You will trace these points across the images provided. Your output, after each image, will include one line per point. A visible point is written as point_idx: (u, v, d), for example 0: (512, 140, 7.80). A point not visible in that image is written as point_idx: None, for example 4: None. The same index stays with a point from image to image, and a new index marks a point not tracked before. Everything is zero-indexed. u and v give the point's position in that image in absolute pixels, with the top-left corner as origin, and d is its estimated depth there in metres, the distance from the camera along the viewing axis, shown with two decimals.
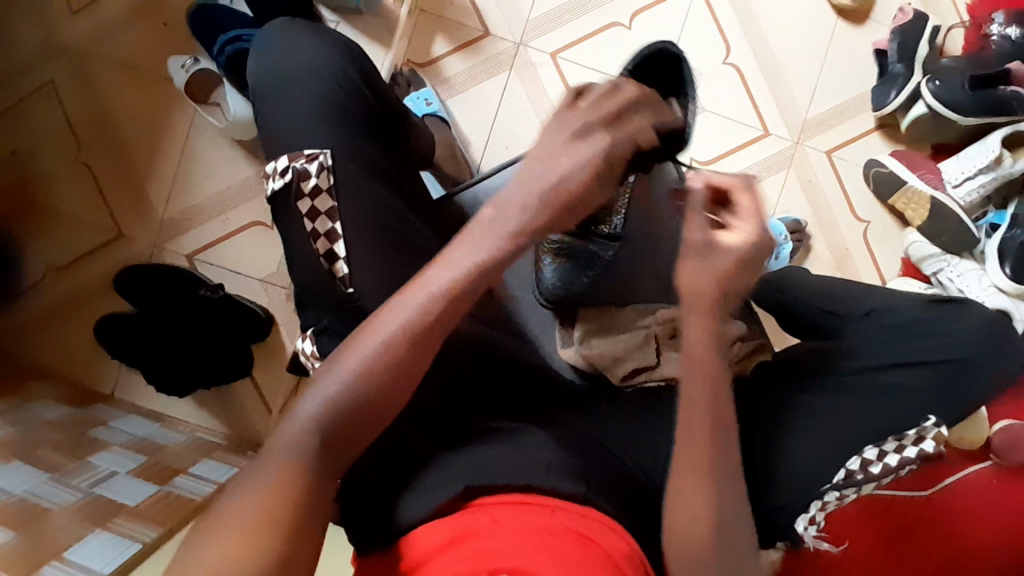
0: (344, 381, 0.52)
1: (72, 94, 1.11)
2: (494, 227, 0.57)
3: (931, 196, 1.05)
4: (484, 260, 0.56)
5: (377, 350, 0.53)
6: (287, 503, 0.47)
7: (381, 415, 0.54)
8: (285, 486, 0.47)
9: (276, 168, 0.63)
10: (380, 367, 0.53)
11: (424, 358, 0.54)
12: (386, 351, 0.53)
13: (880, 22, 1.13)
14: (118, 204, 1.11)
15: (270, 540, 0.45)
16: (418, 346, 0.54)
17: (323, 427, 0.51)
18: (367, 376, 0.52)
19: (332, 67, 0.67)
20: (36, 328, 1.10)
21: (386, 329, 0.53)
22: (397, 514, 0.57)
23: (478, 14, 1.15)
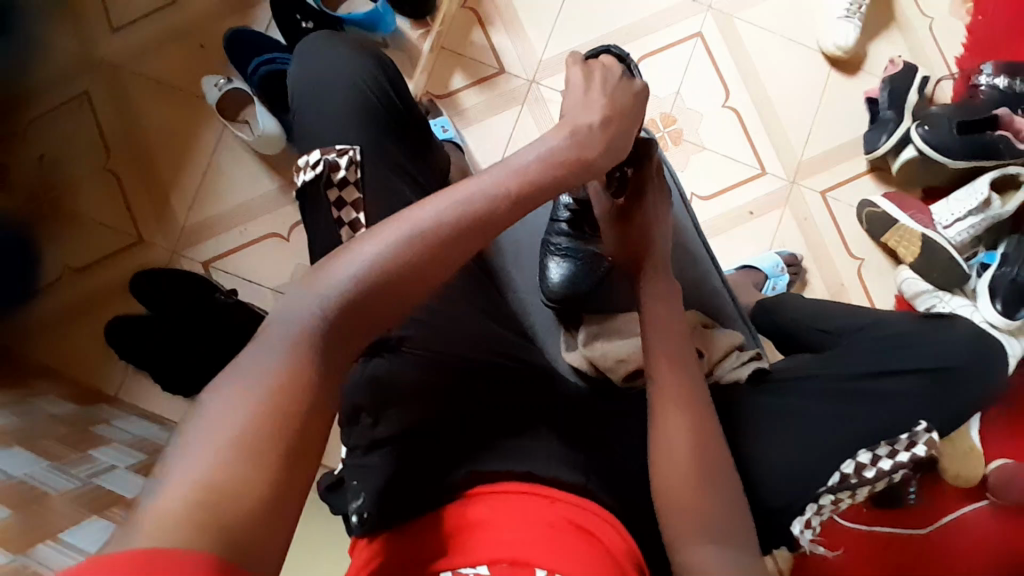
0: (354, 272, 0.48)
1: (108, 107, 1.17)
2: (514, 166, 0.57)
3: (921, 234, 1.10)
4: (505, 186, 0.55)
5: (375, 252, 0.49)
6: (288, 415, 0.41)
7: (370, 334, 0.49)
8: (286, 396, 0.42)
9: (307, 161, 0.68)
10: (390, 264, 0.49)
11: (437, 268, 0.51)
12: (402, 250, 0.50)
13: (871, 73, 1.21)
14: (141, 211, 1.16)
15: (271, 462, 0.39)
16: (432, 251, 0.50)
17: (325, 314, 0.46)
18: (376, 271, 0.49)
19: (363, 73, 0.73)
20: (49, 327, 1.13)
21: (405, 230, 0.51)
22: (414, 496, 0.59)
23: (495, 52, 1.23)
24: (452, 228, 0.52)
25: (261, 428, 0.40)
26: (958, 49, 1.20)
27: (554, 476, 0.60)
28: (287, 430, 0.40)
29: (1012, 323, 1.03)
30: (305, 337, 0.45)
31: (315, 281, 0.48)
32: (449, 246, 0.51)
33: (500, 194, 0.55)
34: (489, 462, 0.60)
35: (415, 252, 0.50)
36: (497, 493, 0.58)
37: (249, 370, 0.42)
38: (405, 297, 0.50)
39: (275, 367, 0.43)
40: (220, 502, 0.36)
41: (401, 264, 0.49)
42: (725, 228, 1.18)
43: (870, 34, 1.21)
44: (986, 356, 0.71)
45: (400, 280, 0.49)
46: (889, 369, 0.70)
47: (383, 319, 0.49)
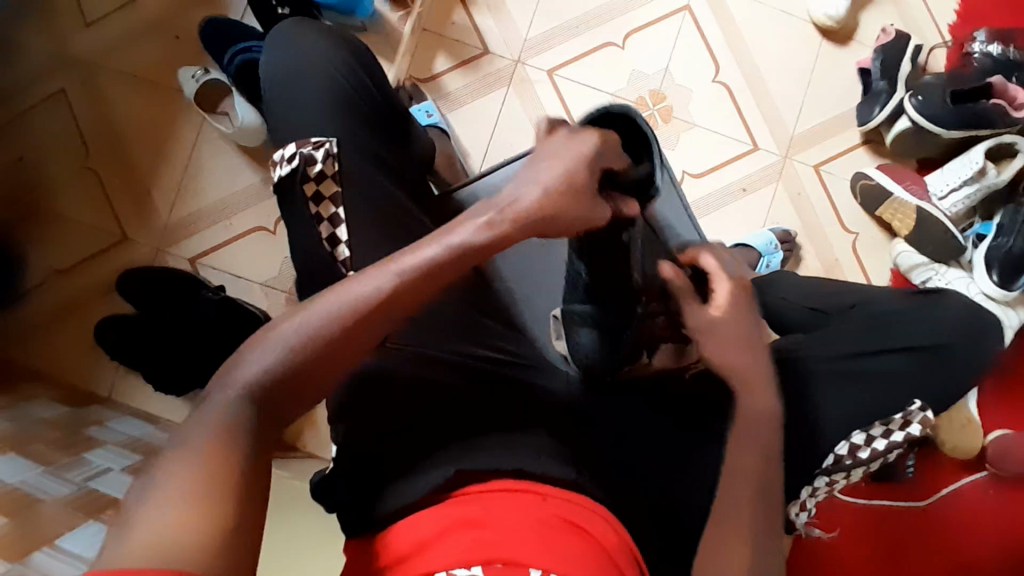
0: (290, 343, 0.52)
1: (84, 103, 1.15)
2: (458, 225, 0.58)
3: (916, 206, 1.08)
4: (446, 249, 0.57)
5: (310, 325, 0.53)
6: (226, 467, 0.45)
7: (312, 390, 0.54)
8: (223, 451, 0.46)
9: (283, 154, 0.66)
10: (325, 335, 0.53)
11: (371, 336, 0.55)
12: (337, 321, 0.53)
13: (864, 43, 1.18)
14: (123, 209, 1.14)
15: (212, 503, 0.43)
16: (366, 320, 0.54)
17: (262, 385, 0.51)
18: (311, 342, 0.53)
19: (338, 62, 0.70)
20: (37, 330, 1.12)
21: (340, 301, 0.54)
22: (398, 500, 0.59)
23: (478, 33, 1.20)
24: (386, 298, 0.55)
25: (204, 472, 0.44)
26: (951, 16, 1.17)
27: (545, 472, 0.59)
28: (234, 469, 0.45)
29: (1007, 294, 1.02)
30: (251, 394, 0.50)
31: (254, 353, 0.52)
32: (383, 314, 0.55)
33: (452, 251, 0.56)
34: (474, 462, 0.60)
35: (351, 323, 0.54)
36: (488, 495, 0.57)
37: (201, 420, 0.48)
38: (346, 354, 0.54)
39: (212, 430, 0.47)
40: (164, 549, 0.40)
41: (342, 327, 0.53)
42: (717, 206, 1.16)
43: (862, 2, 1.18)
44: (980, 332, 0.71)
45: (341, 344, 0.54)
46: (883, 347, 0.70)
47: (329, 376, 0.54)
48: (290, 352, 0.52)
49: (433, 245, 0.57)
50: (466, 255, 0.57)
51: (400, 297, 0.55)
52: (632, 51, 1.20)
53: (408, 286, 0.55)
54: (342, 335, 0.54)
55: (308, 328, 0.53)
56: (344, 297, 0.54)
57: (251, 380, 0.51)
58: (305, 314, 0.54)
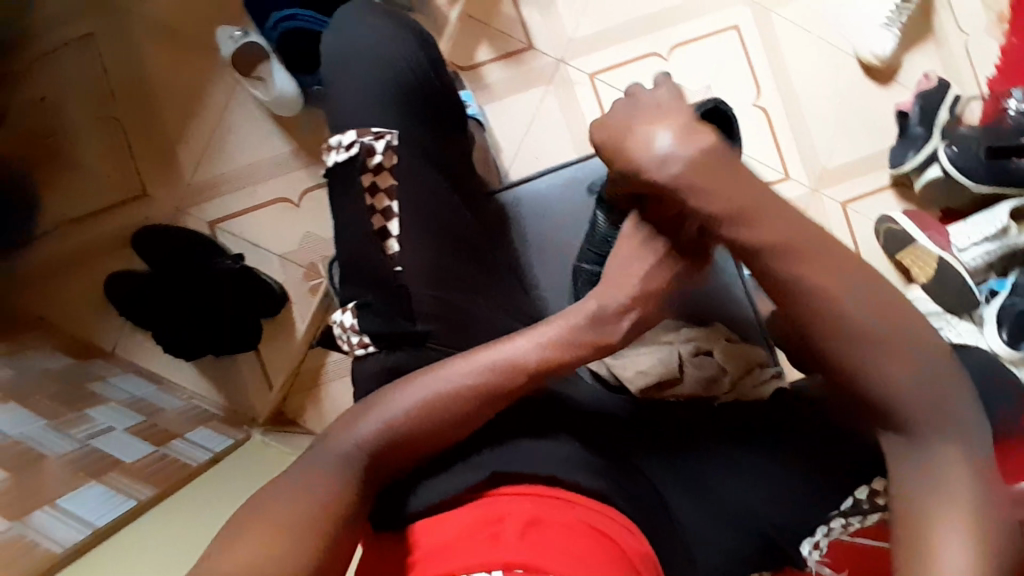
0: (397, 416, 0.58)
1: (116, 51, 1.12)
2: (564, 328, 0.61)
3: (939, 257, 1.09)
4: (552, 347, 0.60)
5: (417, 400, 0.58)
6: (311, 506, 0.52)
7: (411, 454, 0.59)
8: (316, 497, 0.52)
9: (341, 141, 0.65)
10: (429, 413, 0.58)
11: (471, 420, 0.59)
12: (440, 402, 0.58)
13: (904, 85, 1.19)
14: (146, 164, 1.12)
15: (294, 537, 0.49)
16: (470, 407, 0.59)
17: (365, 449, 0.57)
18: (415, 419, 0.58)
19: (403, 51, 0.69)
20: (48, 277, 1.11)
21: (446, 381, 0.59)
22: (419, 499, 0.58)
23: (525, 27, 1.18)
24: (490, 385, 0.59)
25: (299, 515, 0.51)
26: (990, 69, 1.18)
27: (572, 479, 0.57)
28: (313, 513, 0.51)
29: (1014, 354, 1.03)
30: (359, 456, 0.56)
31: (368, 414, 0.59)
32: (485, 402, 0.59)
33: (551, 349, 0.60)
34: (511, 465, 0.58)
35: (455, 406, 0.58)
36: (520, 493, 0.56)
37: (312, 463, 0.56)
38: (452, 430, 0.59)
39: (314, 481, 0.54)
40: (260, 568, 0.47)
41: (456, 406, 0.58)
42: None
43: (907, 44, 1.19)
44: (996, 402, 0.71)
45: (442, 423, 0.58)
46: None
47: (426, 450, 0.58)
48: (396, 424, 0.58)
49: (544, 340, 0.61)
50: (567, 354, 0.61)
51: (509, 385, 0.59)
52: (676, 64, 1.19)
53: (520, 377, 0.59)
54: (454, 413, 0.59)
55: (424, 398, 0.58)
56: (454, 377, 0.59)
57: (367, 431, 0.57)
58: (426, 382, 0.60)
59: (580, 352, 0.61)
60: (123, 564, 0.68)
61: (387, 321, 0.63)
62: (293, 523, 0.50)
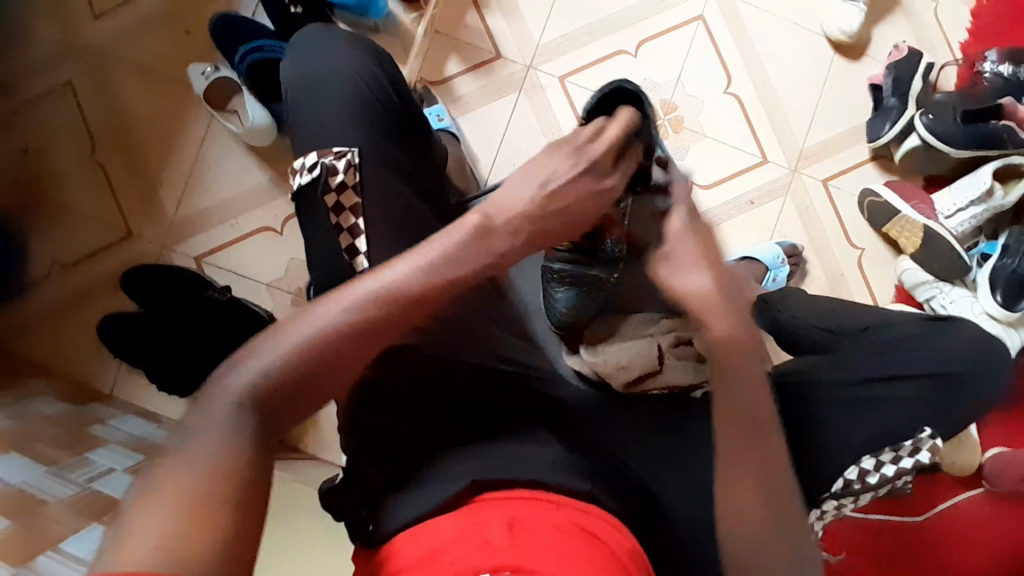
0: (284, 356, 0.52)
1: (91, 97, 1.14)
2: (453, 244, 0.58)
3: (924, 225, 1.08)
4: (444, 267, 0.57)
5: (304, 336, 0.53)
6: (220, 485, 0.47)
7: (310, 401, 0.54)
8: (220, 473, 0.47)
9: (303, 163, 0.66)
10: (320, 348, 0.53)
11: (365, 350, 0.55)
12: (329, 334, 0.54)
13: (876, 58, 1.18)
14: (129, 204, 1.13)
15: (212, 522, 0.45)
16: (363, 335, 0.55)
17: (257, 400, 0.51)
18: (304, 355, 0.53)
19: (359, 71, 0.69)
20: (41, 324, 1.12)
21: (337, 311, 0.54)
22: (397, 516, 0.57)
23: (491, 36, 1.19)
24: (381, 310, 0.55)
25: (198, 493, 0.45)
26: (962, 34, 1.18)
27: (559, 484, 0.57)
28: (220, 487, 0.46)
29: (1010, 315, 1.03)
30: (247, 408, 0.51)
31: (252, 361, 0.52)
32: (377, 330, 0.55)
33: (441, 266, 0.57)
34: (496, 472, 0.58)
35: (346, 338, 0.54)
36: (502, 498, 0.56)
37: (197, 425, 0.49)
38: (339, 369, 0.54)
39: (206, 452, 0.48)
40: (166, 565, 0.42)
41: (339, 341, 0.54)
42: (727, 217, 1.17)
43: (875, 18, 1.18)
44: (985, 366, 0.71)
45: (334, 356, 0.54)
46: (875, 371, 0.71)
47: (320, 387, 0.54)
48: (284, 365, 0.52)
49: (426, 263, 0.57)
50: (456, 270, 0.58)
51: (392, 310, 0.56)
52: (645, 58, 1.19)
53: (405, 303, 0.56)
54: (340, 346, 0.54)
55: (310, 338, 0.53)
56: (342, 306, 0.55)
57: (249, 384, 0.51)
58: (301, 321, 0.54)
59: (469, 274, 0.58)
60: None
61: None
62: (196, 505, 0.45)
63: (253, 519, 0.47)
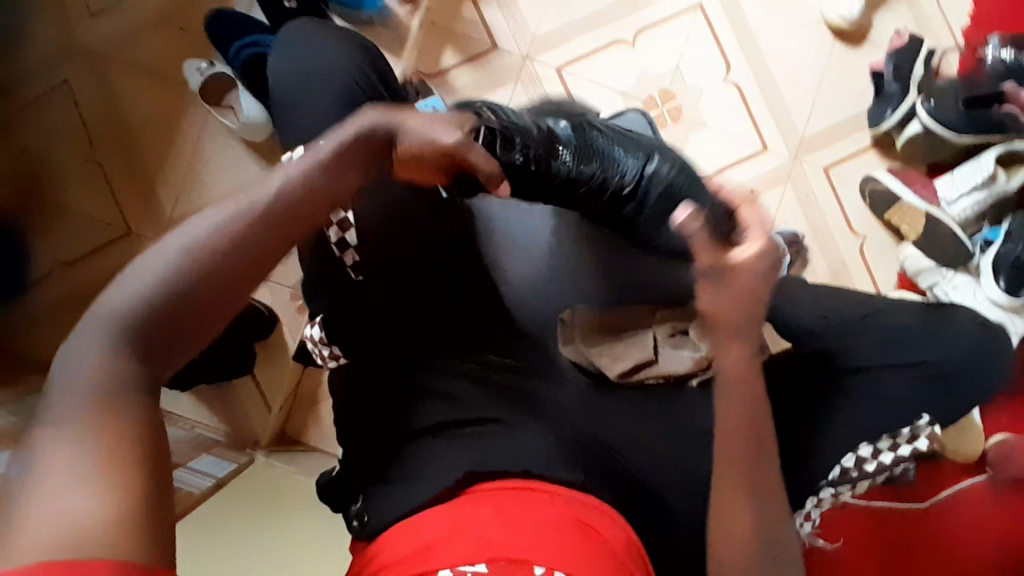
0: (162, 274, 0.49)
1: (88, 95, 1.14)
2: (330, 149, 0.59)
3: (925, 212, 1.08)
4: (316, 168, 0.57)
5: (174, 248, 0.50)
6: (131, 442, 0.43)
7: (199, 330, 0.50)
8: (120, 427, 0.43)
9: (289, 156, 0.65)
10: (204, 259, 0.50)
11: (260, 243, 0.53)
12: (215, 243, 0.51)
13: (876, 44, 1.17)
14: (128, 202, 1.14)
15: (117, 473, 0.41)
16: (251, 234, 0.52)
17: (135, 322, 0.47)
18: (195, 271, 0.50)
19: (346, 65, 0.69)
20: (44, 322, 1.13)
21: (217, 221, 0.52)
22: (391, 510, 0.58)
23: (487, 28, 1.19)
24: (265, 213, 0.53)
25: (97, 443, 0.42)
26: (964, 19, 1.16)
27: (553, 475, 0.58)
28: (127, 434, 0.43)
29: (1015, 301, 1.01)
30: (125, 334, 0.47)
31: (122, 285, 0.48)
32: (265, 231, 0.53)
33: (312, 173, 0.57)
34: (488, 464, 0.58)
35: (233, 242, 0.51)
36: (498, 490, 0.56)
37: (77, 368, 0.45)
38: (244, 281, 0.52)
39: (87, 396, 0.44)
40: (70, 532, 0.38)
41: (231, 259, 0.51)
42: None
43: (876, 3, 1.17)
44: (986, 359, 0.70)
45: (226, 266, 0.51)
46: (878, 364, 0.70)
47: (222, 296, 0.51)
48: (158, 281, 0.48)
49: (306, 170, 0.57)
50: (327, 176, 0.58)
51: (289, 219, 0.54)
52: (642, 48, 1.18)
53: (301, 208, 0.55)
54: (234, 262, 0.51)
55: (186, 249, 0.50)
56: (221, 212, 0.52)
57: (128, 310, 0.47)
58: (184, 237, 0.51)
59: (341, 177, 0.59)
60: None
61: None
62: (107, 460, 0.41)
63: (166, 463, 0.44)
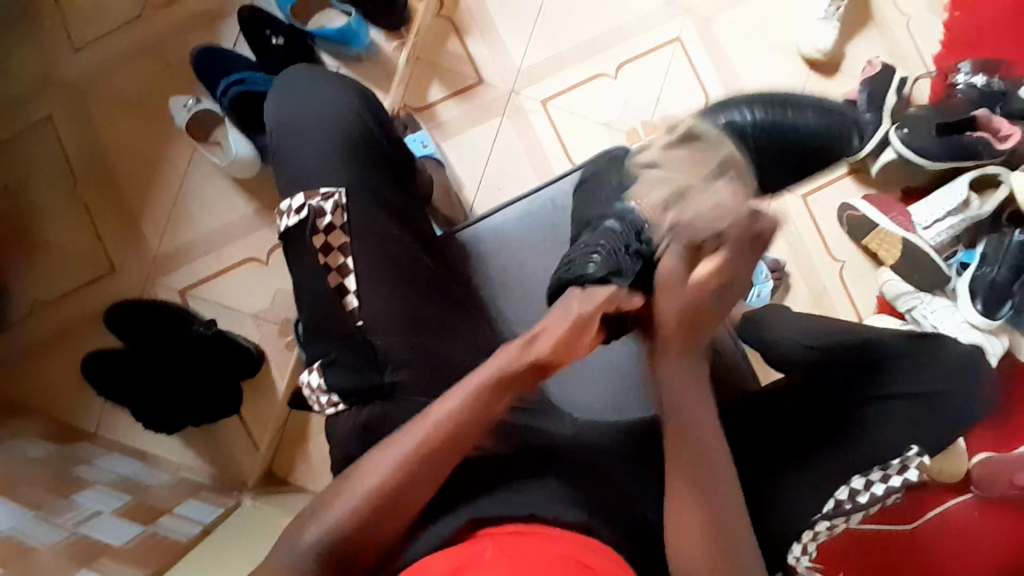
0: (362, 496, 0.55)
1: (69, 132, 1.13)
2: (502, 358, 0.59)
3: (902, 237, 1.10)
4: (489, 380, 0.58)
5: (376, 472, 0.56)
6: None
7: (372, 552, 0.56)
8: None
9: (290, 205, 0.66)
10: (390, 485, 0.56)
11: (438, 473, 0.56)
12: (401, 467, 0.56)
13: (850, 74, 1.21)
14: (111, 240, 1.12)
15: None
16: (429, 461, 0.56)
17: (338, 534, 0.55)
18: (380, 494, 0.56)
19: (344, 108, 0.70)
20: (23, 365, 1.10)
21: (407, 440, 0.57)
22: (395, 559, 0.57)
23: (473, 62, 1.20)
24: (446, 440, 0.57)
25: None
26: (934, 47, 1.21)
27: (557, 516, 0.57)
28: None
29: (991, 322, 1.06)
30: (329, 547, 0.54)
31: (336, 498, 0.56)
32: (443, 457, 0.57)
33: (486, 389, 0.58)
34: (486, 507, 0.58)
35: (414, 470, 0.56)
36: (502, 533, 0.54)
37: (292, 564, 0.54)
38: (415, 488, 0.56)
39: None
40: None
41: (414, 490, 0.56)
42: None
43: (848, 35, 1.21)
44: (967, 386, 0.72)
45: (408, 487, 0.56)
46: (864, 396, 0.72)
47: (399, 516, 0.56)
48: (359, 502, 0.55)
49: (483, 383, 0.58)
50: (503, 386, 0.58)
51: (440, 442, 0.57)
52: (626, 80, 1.21)
53: (463, 438, 0.57)
54: (400, 487, 0.56)
55: (383, 474, 0.56)
56: (415, 435, 0.57)
57: (336, 523, 0.55)
58: (363, 470, 0.57)
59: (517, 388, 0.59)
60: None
61: (355, 375, 0.62)
62: None
63: None
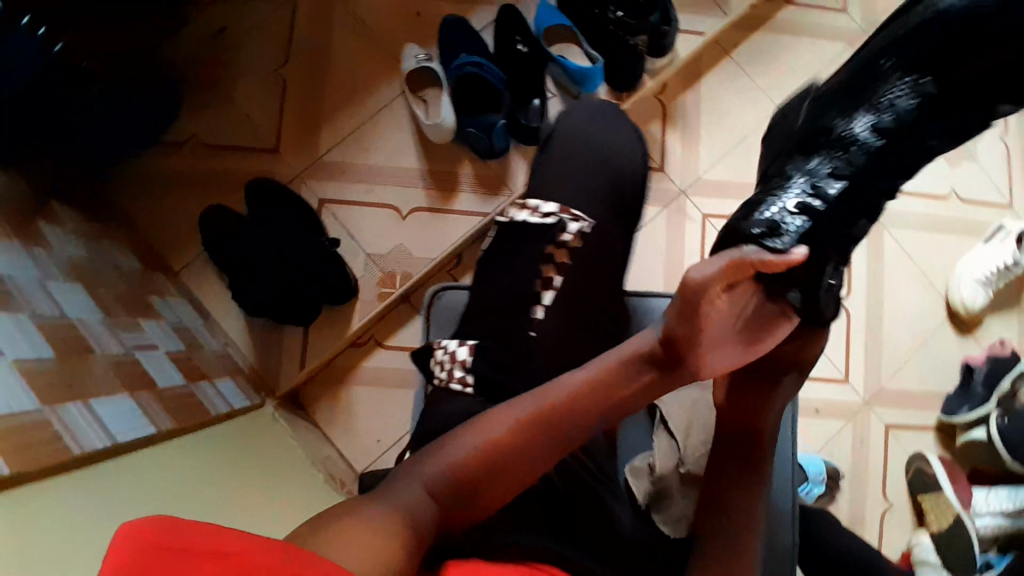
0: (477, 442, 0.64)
1: (308, 22, 1.21)
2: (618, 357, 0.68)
3: (956, 513, 1.10)
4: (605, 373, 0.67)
5: (498, 427, 0.65)
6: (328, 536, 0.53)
7: (481, 505, 0.64)
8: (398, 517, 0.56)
9: (548, 207, 0.84)
10: (502, 439, 0.64)
11: (535, 446, 0.64)
12: (515, 428, 0.65)
13: (979, 342, 1.23)
14: (289, 126, 1.19)
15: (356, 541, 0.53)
16: (538, 430, 0.64)
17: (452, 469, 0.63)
18: (490, 446, 0.64)
19: (622, 131, 0.92)
20: (155, 186, 1.17)
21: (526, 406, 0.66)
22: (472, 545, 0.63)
23: (664, 150, 1.26)
24: (554, 415, 0.65)
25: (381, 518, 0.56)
26: None
27: None
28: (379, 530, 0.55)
29: None
30: (438, 475, 0.62)
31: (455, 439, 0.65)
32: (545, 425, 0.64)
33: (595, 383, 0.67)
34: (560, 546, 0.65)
35: (526, 430, 0.64)
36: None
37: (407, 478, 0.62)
38: (521, 451, 0.64)
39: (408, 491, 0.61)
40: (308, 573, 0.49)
41: (514, 444, 0.64)
42: None
43: (993, 306, 1.24)
44: None
45: (511, 450, 0.64)
46: None
47: (497, 468, 0.63)
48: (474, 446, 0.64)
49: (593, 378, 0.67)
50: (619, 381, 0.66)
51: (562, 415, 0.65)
52: None
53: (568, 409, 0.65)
54: (511, 448, 0.64)
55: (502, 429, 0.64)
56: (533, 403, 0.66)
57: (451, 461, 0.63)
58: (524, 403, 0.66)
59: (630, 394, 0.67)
60: (127, 489, 0.70)
61: None
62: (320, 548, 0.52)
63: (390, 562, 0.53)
